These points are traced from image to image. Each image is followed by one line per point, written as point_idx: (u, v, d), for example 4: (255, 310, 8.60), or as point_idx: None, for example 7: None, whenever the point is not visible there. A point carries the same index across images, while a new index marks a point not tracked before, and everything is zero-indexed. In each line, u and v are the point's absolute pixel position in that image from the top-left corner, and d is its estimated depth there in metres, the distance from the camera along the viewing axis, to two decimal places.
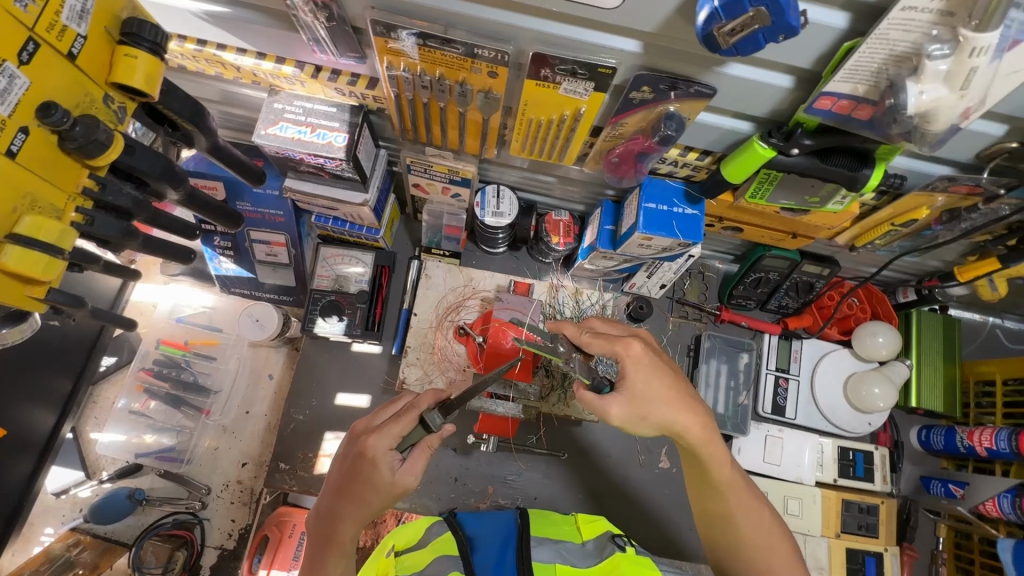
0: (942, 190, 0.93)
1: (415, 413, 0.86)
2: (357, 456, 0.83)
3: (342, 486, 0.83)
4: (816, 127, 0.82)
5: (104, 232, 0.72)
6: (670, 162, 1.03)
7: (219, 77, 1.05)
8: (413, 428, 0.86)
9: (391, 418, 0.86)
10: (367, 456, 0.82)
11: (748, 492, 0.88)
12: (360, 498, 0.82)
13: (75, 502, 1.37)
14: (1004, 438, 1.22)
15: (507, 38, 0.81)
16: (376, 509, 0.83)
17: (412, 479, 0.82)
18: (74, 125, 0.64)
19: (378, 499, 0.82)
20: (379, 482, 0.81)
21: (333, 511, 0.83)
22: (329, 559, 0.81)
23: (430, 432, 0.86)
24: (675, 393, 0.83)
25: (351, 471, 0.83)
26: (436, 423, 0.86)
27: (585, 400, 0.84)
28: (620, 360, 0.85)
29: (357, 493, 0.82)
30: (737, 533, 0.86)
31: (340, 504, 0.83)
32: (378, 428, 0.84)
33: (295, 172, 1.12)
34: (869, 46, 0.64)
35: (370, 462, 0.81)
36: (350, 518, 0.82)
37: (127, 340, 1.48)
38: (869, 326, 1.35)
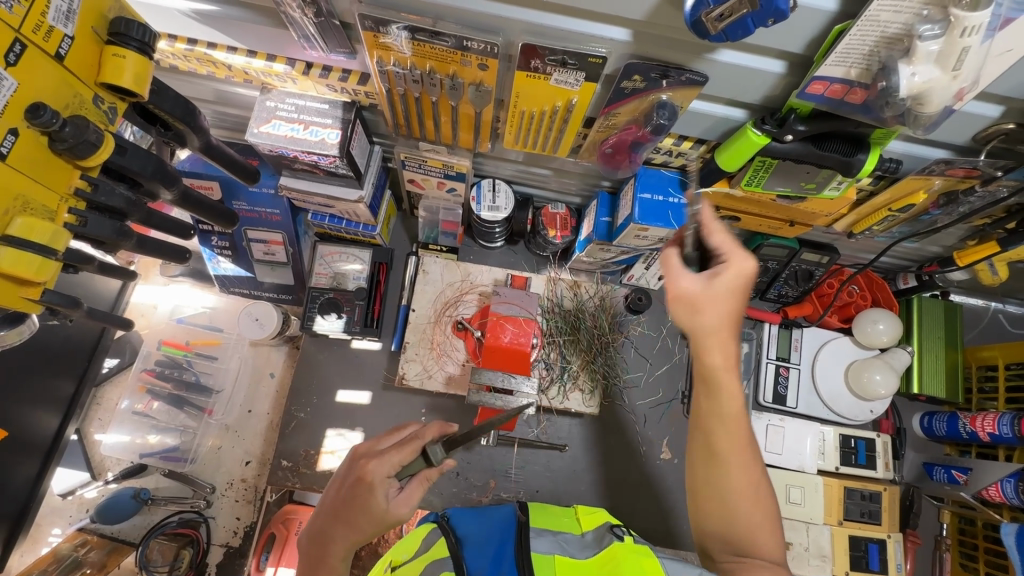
0: (939, 174, 0.92)
1: (419, 445, 0.84)
2: (355, 481, 0.83)
3: (337, 509, 0.83)
4: (809, 112, 0.81)
5: (97, 233, 0.72)
6: (665, 152, 1.03)
7: (211, 76, 1.05)
8: (414, 459, 0.84)
9: (394, 445, 0.85)
10: (366, 482, 0.82)
11: (749, 456, 0.78)
12: (353, 523, 0.82)
13: (82, 502, 1.39)
14: (1007, 422, 1.22)
15: (496, 30, 0.81)
16: (368, 535, 0.83)
17: (406, 510, 0.82)
18: (64, 126, 0.63)
19: (369, 526, 0.81)
20: (374, 511, 0.81)
21: (326, 532, 0.83)
22: None
23: (430, 465, 0.85)
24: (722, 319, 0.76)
25: (349, 496, 0.83)
26: (438, 458, 0.83)
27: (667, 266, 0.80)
28: (726, 262, 0.76)
29: (351, 517, 0.82)
30: (730, 488, 0.78)
31: (334, 526, 0.83)
32: (379, 454, 0.84)
33: (289, 170, 1.12)
34: (860, 29, 0.63)
35: (367, 489, 0.81)
36: (342, 542, 0.82)
37: (128, 341, 1.49)
38: (869, 313, 1.34)
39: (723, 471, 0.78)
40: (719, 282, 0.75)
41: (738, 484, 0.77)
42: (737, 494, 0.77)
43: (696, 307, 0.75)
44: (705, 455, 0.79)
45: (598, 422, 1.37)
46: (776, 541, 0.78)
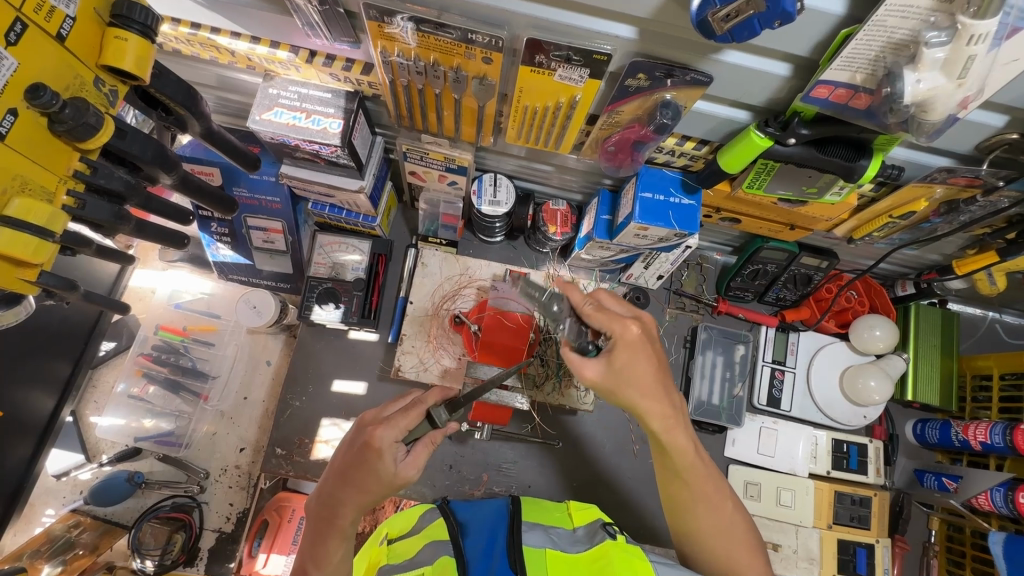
0: (941, 182, 0.91)
1: (422, 408, 0.88)
2: (363, 445, 0.84)
3: (345, 473, 0.84)
4: (814, 116, 0.81)
5: (96, 216, 0.71)
6: (667, 151, 1.03)
7: (214, 61, 1.04)
8: (419, 422, 0.87)
9: (399, 411, 0.87)
10: (373, 446, 0.82)
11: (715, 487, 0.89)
12: (362, 485, 0.83)
13: (76, 484, 1.40)
14: (999, 432, 1.23)
15: (502, 24, 0.80)
16: (378, 496, 0.84)
17: (413, 472, 0.84)
18: (63, 108, 0.63)
19: (379, 488, 0.82)
20: (383, 472, 0.82)
21: (335, 497, 0.84)
22: (329, 542, 0.83)
23: (434, 428, 0.88)
24: (647, 389, 0.83)
25: (357, 459, 0.84)
26: (442, 419, 0.88)
27: (569, 359, 0.87)
28: (613, 337, 0.84)
29: (359, 479, 0.83)
30: (702, 524, 0.89)
31: (342, 489, 0.84)
32: (386, 420, 0.85)
33: (291, 159, 1.13)
34: (866, 34, 0.63)
35: (374, 453, 0.82)
36: (351, 505, 0.83)
37: (126, 325, 1.49)
38: (866, 319, 1.35)
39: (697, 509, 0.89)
40: (616, 360, 0.83)
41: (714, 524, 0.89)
42: (713, 531, 0.89)
43: (623, 376, 0.83)
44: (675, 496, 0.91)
45: (594, 418, 1.37)
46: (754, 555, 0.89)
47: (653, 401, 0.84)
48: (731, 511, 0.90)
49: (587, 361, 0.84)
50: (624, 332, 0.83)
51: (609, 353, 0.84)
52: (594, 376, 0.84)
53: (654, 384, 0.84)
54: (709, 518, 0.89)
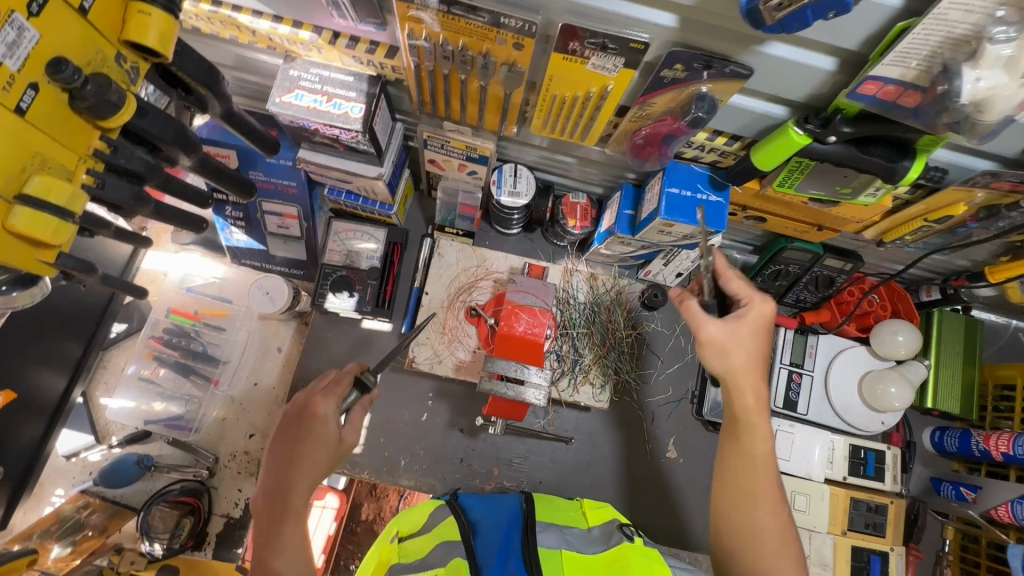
0: (983, 186, 0.88)
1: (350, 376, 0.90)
2: (301, 418, 0.83)
3: (289, 452, 0.81)
4: (857, 114, 0.78)
5: (115, 197, 0.69)
6: (697, 146, 1.00)
7: (234, 41, 1.01)
8: (352, 392, 0.88)
9: (328, 383, 0.88)
10: (316, 415, 0.83)
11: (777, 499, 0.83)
12: (310, 458, 0.80)
13: (85, 465, 1.39)
14: (1023, 443, 1.20)
15: (535, 8, 0.78)
16: (328, 465, 0.82)
17: (352, 435, 0.86)
18: (85, 84, 0.60)
19: (328, 454, 0.82)
20: (326, 438, 0.82)
21: (284, 479, 0.79)
22: (286, 529, 0.77)
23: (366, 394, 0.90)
24: (751, 358, 0.85)
25: (297, 432, 0.82)
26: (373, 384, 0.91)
27: (688, 311, 0.87)
28: (749, 305, 0.86)
29: (305, 453, 0.81)
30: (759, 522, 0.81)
31: (291, 468, 0.80)
32: (318, 391, 0.86)
33: (309, 143, 1.11)
34: (925, 28, 0.60)
35: (317, 421, 0.82)
36: (303, 481, 0.80)
37: (137, 307, 1.48)
38: (889, 323, 1.32)
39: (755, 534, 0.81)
40: (743, 324, 0.85)
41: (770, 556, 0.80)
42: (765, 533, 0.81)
43: (740, 341, 0.85)
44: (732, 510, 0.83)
45: (608, 415, 1.36)
46: None
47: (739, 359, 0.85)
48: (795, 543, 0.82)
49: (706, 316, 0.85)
50: (755, 308, 0.86)
51: (739, 318, 0.85)
52: (713, 330, 0.84)
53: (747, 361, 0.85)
54: (762, 517, 0.81)
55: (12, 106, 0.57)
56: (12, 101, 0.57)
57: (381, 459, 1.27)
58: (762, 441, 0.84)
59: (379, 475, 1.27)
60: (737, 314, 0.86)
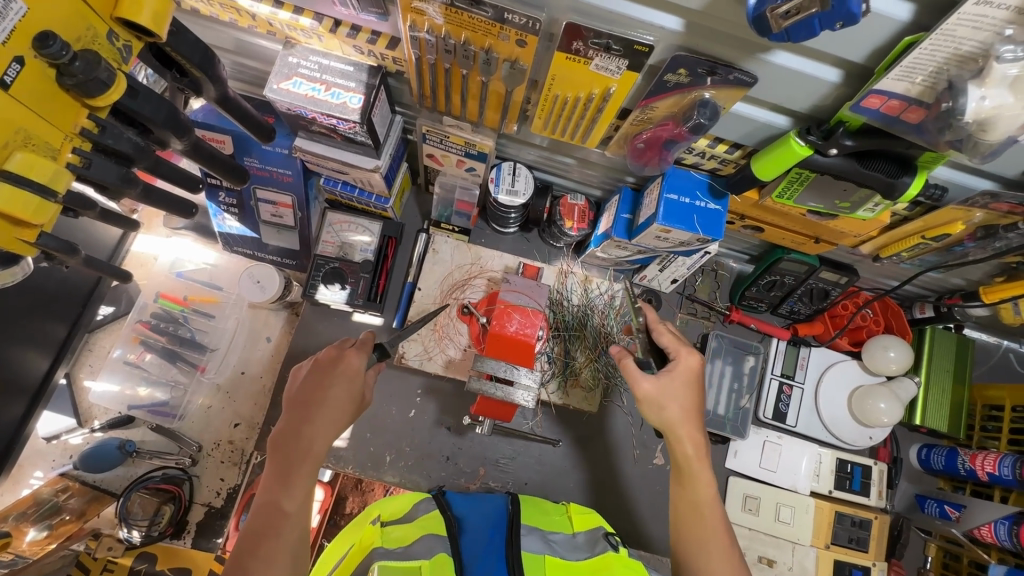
0: (982, 206, 0.88)
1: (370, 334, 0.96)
2: (325, 369, 0.89)
3: (313, 397, 0.86)
4: (859, 127, 0.77)
5: (101, 177, 0.67)
6: (697, 153, 0.99)
7: (233, 24, 0.99)
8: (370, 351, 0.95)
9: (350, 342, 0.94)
10: (341, 367, 0.89)
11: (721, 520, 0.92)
12: (334, 406, 0.86)
13: (66, 448, 1.37)
14: (1008, 464, 1.20)
15: (540, 5, 0.76)
16: (348, 417, 0.88)
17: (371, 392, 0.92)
18: (74, 60, 0.59)
19: (351, 405, 0.88)
20: (350, 388, 0.88)
21: (306, 422, 0.85)
22: (301, 469, 0.83)
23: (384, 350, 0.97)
24: (687, 411, 0.94)
25: (322, 380, 0.88)
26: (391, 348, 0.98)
27: (627, 371, 0.96)
28: (678, 359, 0.97)
29: (331, 400, 0.87)
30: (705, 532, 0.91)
31: (315, 413, 0.85)
32: (344, 348, 0.92)
33: (306, 132, 1.09)
34: (932, 43, 0.59)
35: (342, 373, 0.88)
36: (325, 430, 0.85)
37: (126, 290, 1.46)
38: (881, 339, 1.32)
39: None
40: (671, 377, 0.95)
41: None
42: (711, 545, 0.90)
43: (672, 390, 0.95)
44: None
45: (596, 419, 1.35)
46: None
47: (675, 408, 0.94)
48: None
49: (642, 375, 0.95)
50: (683, 361, 0.97)
51: (669, 371, 0.96)
52: (648, 388, 0.94)
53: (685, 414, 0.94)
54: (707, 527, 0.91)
55: None
56: None
57: (367, 454, 1.26)
58: (706, 489, 0.93)
59: (363, 470, 1.26)
60: (668, 369, 0.96)
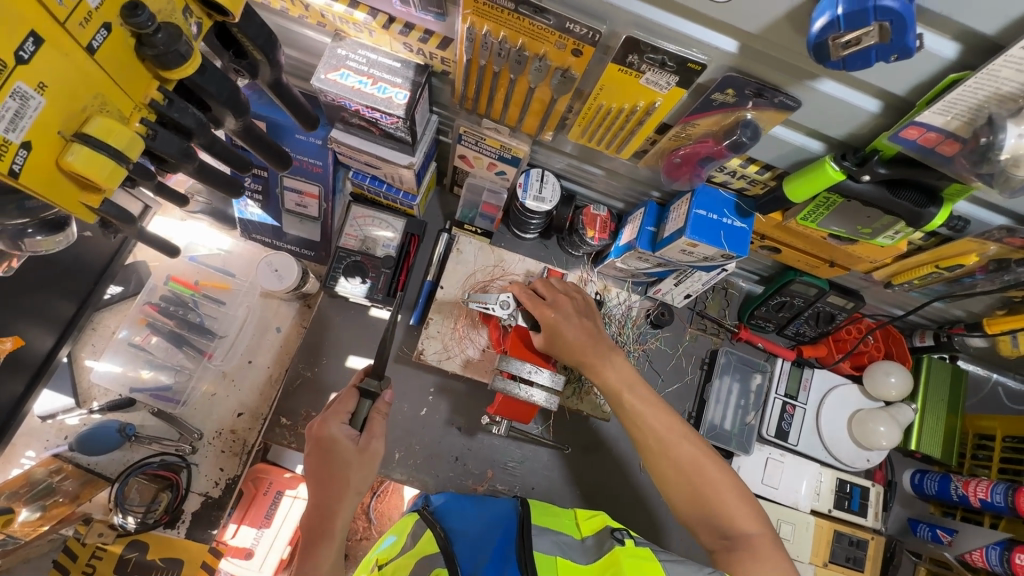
0: (997, 240, 0.93)
1: (353, 390, 0.98)
2: (318, 443, 0.92)
3: (321, 476, 0.90)
4: (892, 157, 0.81)
5: (165, 149, 0.67)
6: (728, 172, 1.02)
7: (284, 13, 1.00)
8: (359, 401, 0.97)
9: (333, 405, 0.97)
10: (327, 437, 0.92)
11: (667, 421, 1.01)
12: (340, 478, 0.90)
13: (62, 428, 1.33)
14: (1001, 491, 1.25)
15: (601, 18, 0.79)
16: (362, 479, 0.91)
17: (377, 442, 0.94)
18: (157, 31, 0.59)
19: (354, 470, 0.90)
20: (348, 453, 0.91)
21: (323, 504, 0.89)
22: (322, 548, 0.86)
23: (375, 399, 0.98)
24: (592, 352, 1.06)
25: (320, 457, 0.91)
26: (376, 388, 0.99)
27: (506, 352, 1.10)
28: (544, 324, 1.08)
29: (334, 473, 0.90)
30: (651, 437, 1.00)
31: (323, 494, 0.90)
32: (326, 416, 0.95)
33: (344, 124, 1.10)
34: (976, 81, 0.64)
35: (331, 441, 0.91)
36: (340, 502, 0.89)
37: (136, 271, 1.42)
38: (882, 365, 1.37)
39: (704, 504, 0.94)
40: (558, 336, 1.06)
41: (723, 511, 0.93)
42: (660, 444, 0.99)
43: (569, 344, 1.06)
44: (693, 506, 0.95)
45: (605, 427, 1.37)
46: (745, 510, 0.94)
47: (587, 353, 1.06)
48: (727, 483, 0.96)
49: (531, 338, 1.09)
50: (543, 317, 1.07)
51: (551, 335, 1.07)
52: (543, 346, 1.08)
53: (591, 347, 1.06)
54: (654, 432, 1.01)
55: (83, 43, 0.56)
56: (83, 38, 0.56)
57: None
58: (641, 403, 1.03)
59: None
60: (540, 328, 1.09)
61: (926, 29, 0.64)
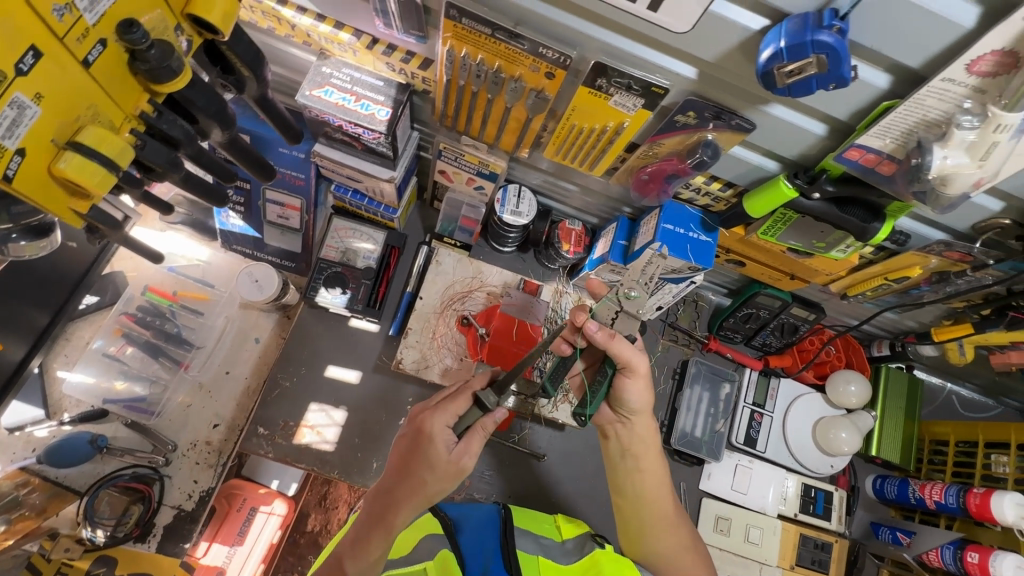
0: (937, 254, 1.00)
1: (470, 394, 0.92)
2: (416, 432, 0.90)
3: (403, 465, 0.89)
4: (839, 175, 0.88)
5: (152, 159, 0.70)
6: (693, 189, 1.09)
7: (270, 32, 1.04)
8: (470, 408, 0.91)
9: (448, 399, 0.93)
10: (426, 431, 0.89)
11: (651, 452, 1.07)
12: (418, 477, 0.87)
13: (29, 440, 1.30)
14: (953, 493, 1.31)
15: (572, 44, 0.85)
16: (438, 488, 0.87)
17: (467, 460, 0.89)
18: (150, 47, 0.63)
19: (432, 476, 0.87)
20: (437, 458, 0.87)
21: (390, 493, 0.88)
22: (374, 536, 0.87)
23: (485, 413, 0.90)
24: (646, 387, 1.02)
25: (412, 450, 0.89)
26: (490, 404, 0.90)
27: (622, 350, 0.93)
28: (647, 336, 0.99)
29: (414, 470, 0.88)
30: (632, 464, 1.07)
31: (398, 484, 0.88)
32: (436, 408, 0.91)
33: (327, 138, 1.14)
34: (905, 108, 0.71)
35: (427, 436, 0.88)
36: (407, 501, 0.87)
37: (113, 281, 1.42)
38: (844, 373, 1.44)
39: (660, 532, 1.06)
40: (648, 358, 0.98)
41: (671, 540, 1.07)
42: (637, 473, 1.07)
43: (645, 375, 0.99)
44: (642, 523, 1.07)
45: None
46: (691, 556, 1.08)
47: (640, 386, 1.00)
48: (682, 520, 1.09)
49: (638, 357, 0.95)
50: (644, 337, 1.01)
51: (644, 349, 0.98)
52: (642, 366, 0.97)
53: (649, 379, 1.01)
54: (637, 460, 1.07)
55: (80, 57, 0.59)
56: (81, 51, 0.59)
57: (354, 459, 1.26)
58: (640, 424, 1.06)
59: (349, 475, 1.25)
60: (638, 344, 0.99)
61: (861, 61, 0.71)
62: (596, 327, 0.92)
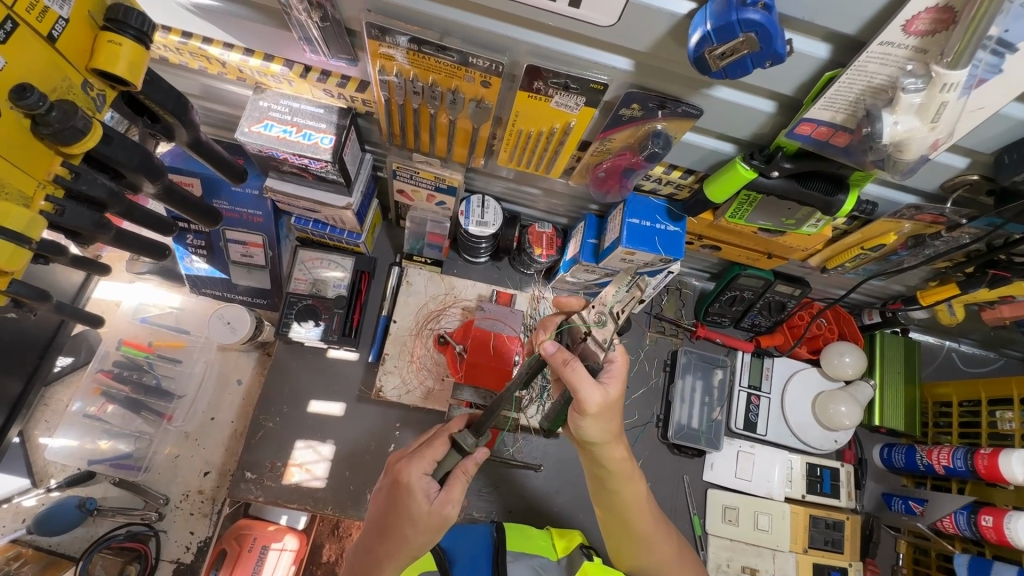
0: (909, 218, 0.98)
1: (448, 437, 0.92)
2: (393, 484, 0.88)
3: (384, 520, 0.88)
4: (795, 151, 0.85)
5: (75, 223, 0.69)
6: (655, 179, 1.06)
7: (203, 71, 1.02)
8: (448, 452, 0.90)
9: (425, 445, 0.92)
10: (403, 483, 0.87)
11: (630, 477, 0.96)
12: (400, 532, 0.86)
13: (19, 511, 1.29)
14: (961, 456, 1.28)
15: (502, 50, 0.83)
16: (422, 541, 0.86)
17: (450, 508, 0.86)
18: (50, 110, 0.61)
19: (415, 530, 0.85)
20: (417, 511, 0.85)
21: (374, 550, 0.87)
22: None
23: (464, 456, 0.89)
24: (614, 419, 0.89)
25: (391, 504, 0.88)
26: (469, 445, 0.89)
27: (573, 377, 0.82)
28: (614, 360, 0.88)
29: (396, 525, 0.86)
30: (610, 493, 0.97)
31: (382, 540, 0.87)
32: (412, 456, 0.90)
33: (277, 172, 1.12)
34: (848, 77, 0.68)
35: (404, 488, 0.86)
36: (391, 556, 0.86)
37: (85, 339, 1.41)
38: (836, 346, 1.40)
39: (645, 553, 1.01)
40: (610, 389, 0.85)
41: (656, 557, 1.02)
42: (619, 498, 0.97)
43: (613, 406, 0.86)
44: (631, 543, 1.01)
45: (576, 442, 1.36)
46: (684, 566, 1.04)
47: (606, 420, 0.87)
48: (668, 538, 1.03)
49: (593, 391, 0.82)
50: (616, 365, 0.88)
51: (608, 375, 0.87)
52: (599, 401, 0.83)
53: (613, 406, 0.87)
54: (622, 491, 0.97)
55: None
56: None
57: (347, 492, 1.24)
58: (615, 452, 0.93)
59: (343, 510, 1.22)
60: (608, 373, 0.87)
61: (795, 34, 0.68)
62: (553, 348, 0.83)
